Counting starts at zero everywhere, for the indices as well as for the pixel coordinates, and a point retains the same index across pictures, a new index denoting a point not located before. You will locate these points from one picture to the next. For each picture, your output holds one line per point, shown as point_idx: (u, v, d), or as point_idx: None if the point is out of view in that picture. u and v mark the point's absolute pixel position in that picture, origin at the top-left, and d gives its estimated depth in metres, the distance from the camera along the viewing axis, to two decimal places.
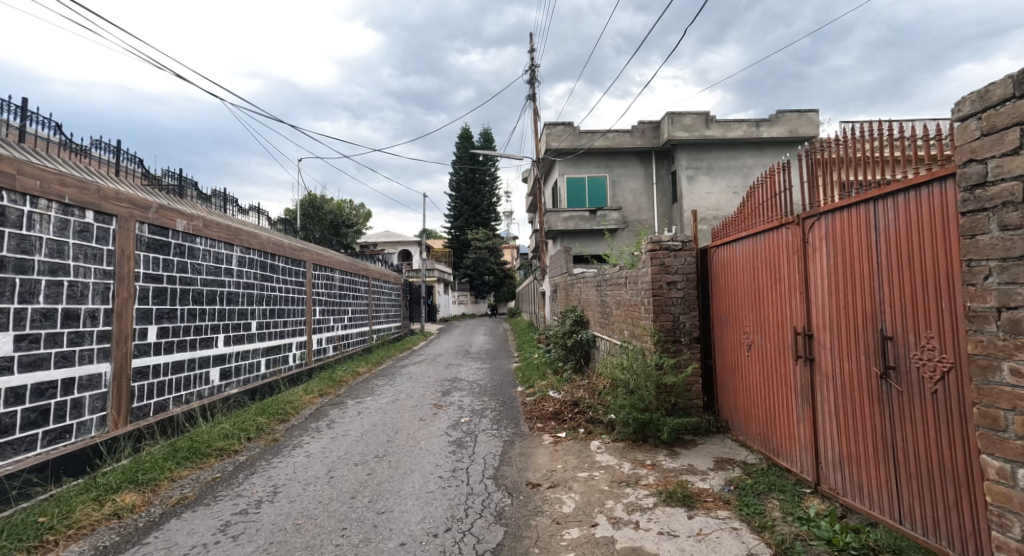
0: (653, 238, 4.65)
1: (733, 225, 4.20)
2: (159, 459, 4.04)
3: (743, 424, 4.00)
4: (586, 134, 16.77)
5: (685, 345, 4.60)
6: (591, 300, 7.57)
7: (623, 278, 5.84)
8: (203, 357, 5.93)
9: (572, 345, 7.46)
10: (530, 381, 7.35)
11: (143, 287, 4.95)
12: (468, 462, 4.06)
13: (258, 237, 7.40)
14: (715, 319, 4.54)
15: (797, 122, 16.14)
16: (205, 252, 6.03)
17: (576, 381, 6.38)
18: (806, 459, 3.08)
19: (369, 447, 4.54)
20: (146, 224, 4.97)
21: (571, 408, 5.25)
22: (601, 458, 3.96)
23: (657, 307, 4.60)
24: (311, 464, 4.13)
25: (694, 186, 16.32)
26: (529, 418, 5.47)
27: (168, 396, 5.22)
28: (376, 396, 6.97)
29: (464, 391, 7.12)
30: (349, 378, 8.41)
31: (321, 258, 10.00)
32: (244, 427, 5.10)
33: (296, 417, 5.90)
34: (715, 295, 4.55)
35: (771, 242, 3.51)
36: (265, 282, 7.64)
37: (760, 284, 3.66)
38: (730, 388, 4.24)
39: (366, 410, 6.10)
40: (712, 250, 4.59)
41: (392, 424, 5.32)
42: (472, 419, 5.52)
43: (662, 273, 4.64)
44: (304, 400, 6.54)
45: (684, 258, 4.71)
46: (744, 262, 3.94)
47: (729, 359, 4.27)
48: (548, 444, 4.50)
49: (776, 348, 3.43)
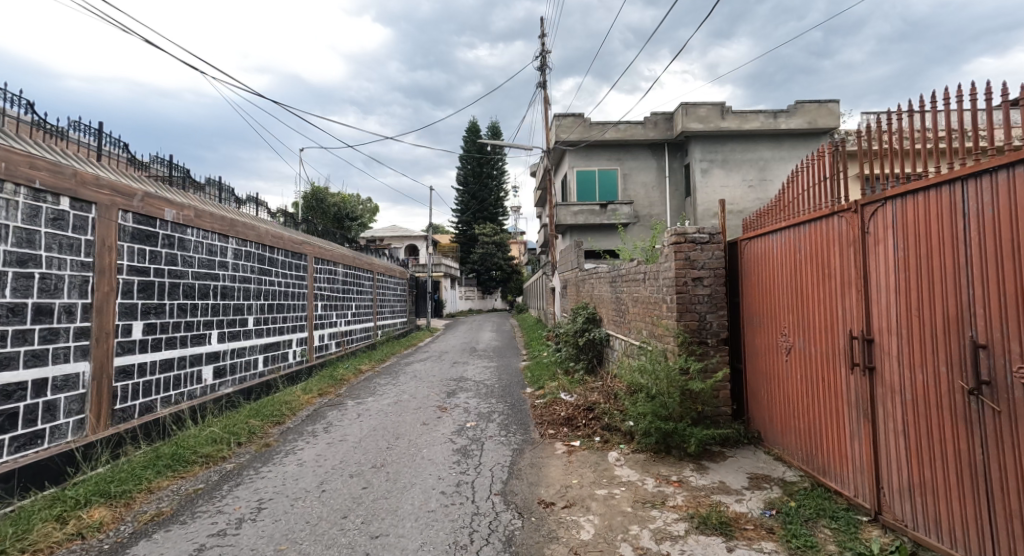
0: (678, 230, 4.25)
1: (770, 214, 3.80)
2: (138, 467, 3.71)
3: (778, 436, 3.61)
4: (597, 125, 16.31)
5: (712, 347, 4.20)
6: (604, 297, 7.17)
7: (641, 273, 5.42)
8: (195, 355, 5.61)
9: (584, 344, 7.06)
10: (540, 382, 6.97)
11: (127, 280, 4.62)
12: (473, 475, 3.70)
13: (255, 228, 7.07)
14: (745, 318, 4.14)
15: (817, 113, 15.58)
16: (197, 244, 5.69)
17: (588, 383, 5.99)
18: (862, 483, 2.69)
19: (367, 455, 4.19)
20: (130, 213, 4.63)
21: (585, 414, 4.87)
22: (620, 473, 3.59)
23: (681, 305, 4.21)
24: (303, 475, 3.78)
25: (708, 179, 15.84)
26: (540, 424, 5.10)
27: (156, 397, 4.91)
28: (378, 396, 6.62)
29: (470, 391, 6.76)
30: (351, 377, 8.08)
31: (323, 252, 9.67)
32: (236, 431, 4.78)
33: (292, 419, 5.56)
34: (746, 293, 4.15)
35: (817, 233, 3.11)
36: (263, 275, 7.31)
37: (802, 281, 3.27)
38: (763, 395, 3.84)
39: (366, 412, 5.76)
40: (742, 242, 4.19)
41: (393, 428, 4.97)
42: (478, 423, 5.16)
43: (686, 268, 4.24)
44: (302, 401, 6.21)
45: (711, 251, 4.29)
46: (782, 256, 3.55)
47: (761, 363, 3.87)
48: (561, 455, 4.12)
49: (822, 353, 3.04)
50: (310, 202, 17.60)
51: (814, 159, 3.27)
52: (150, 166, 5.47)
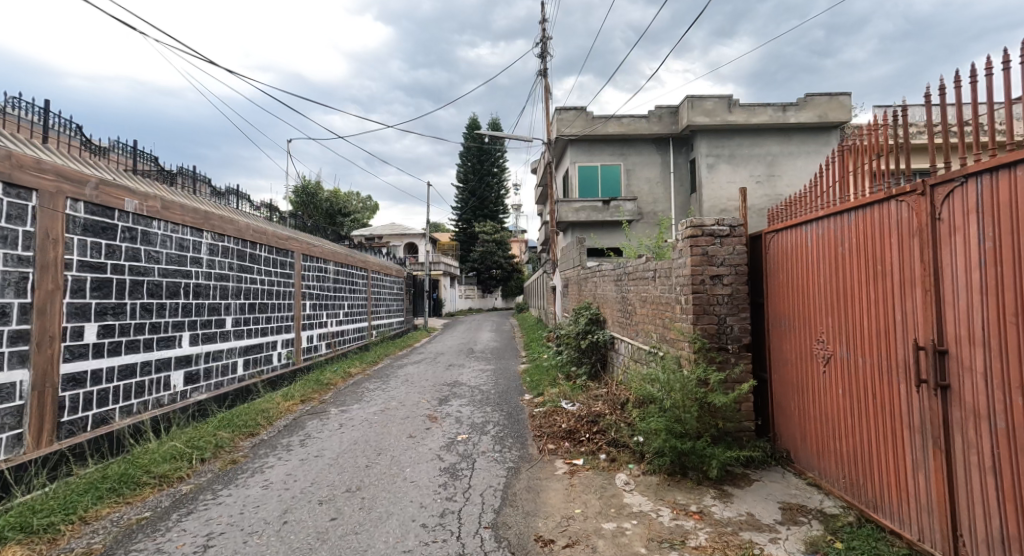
0: (694, 221, 3.77)
1: (804, 202, 3.32)
2: (76, 492, 3.25)
3: (813, 458, 3.12)
4: (599, 119, 15.81)
5: (733, 354, 3.71)
6: (609, 297, 6.68)
7: (649, 271, 4.93)
8: (162, 359, 5.14)
9: (587, 346, 6.56)
10: (539, 388, 6.50)
11: (77, 278, 4.15)
12: (461, 502, 3.22)
13: (234, 221, 6.59)
14: (770, 320, 3.66)
15: (827, 107, 15.05)
16: (165, 238, 5.21)
17: (592, 391, 5.52)
18: (930, 525, 2.20)
19: (343, 475, 3.71)
20: (82, 203, 4.18)
21: (589, 427, 4.37)
22: (630, 501, 3.11)
23: (697, 307, 3.73)
24: (266, 500, 3.31)
25: (714, 175, 15.39)
26: (539, 437, 4.60)
27: (113, 406, 4.43)
28: (365, 403, 6.15)
29: (464, 398, 6.28)
30: (338, 381, 7.60)
31: (312, 249, 9.17)
32: (200, 445, 4.30)
33: (267, 429, 5.08)
34: (771, 292, 3.65)
35: (864, 220, 2.63)
36: (243, 273, 6.83)
37: (846, 278, 2.79)
38: (792, 410, 3.35)
39: (349, 422, 5.27)
40: (768, 235, 3.69)
41: (375, 442, 4.49)
42: (471, 436, 4.68)
43: (704, 265, 3.76)
44: (281, 408, 5.72)
45: (732, 246, 3.81)
46: (820, 248, 3.06)
47: (790, 372, 3.39)
48: (562, 476, 3.63)
49: (873, 365, 2.55)
50: (301, 198, 17.04)
51: (864, 134, 2.78)
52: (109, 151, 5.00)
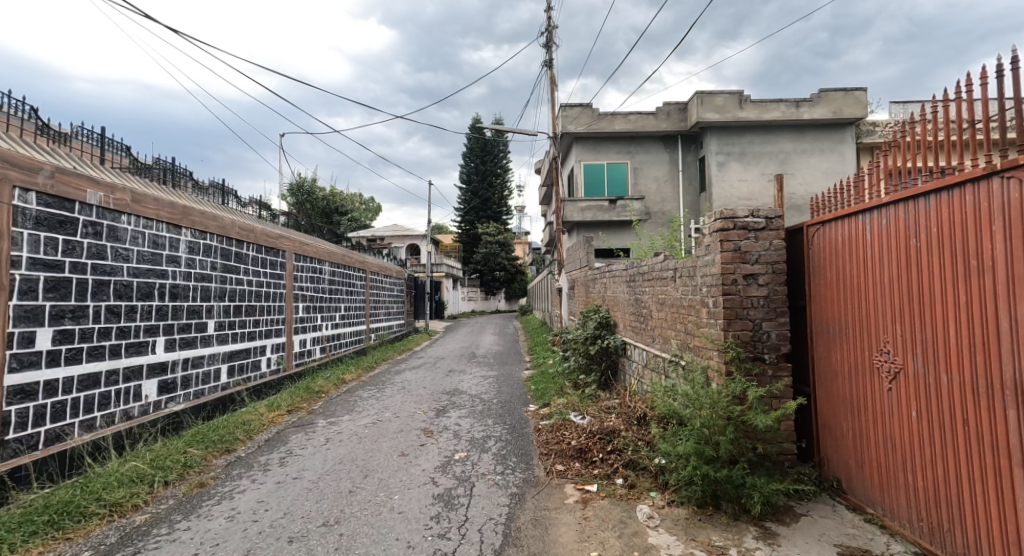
0: (724, 212, 3.32)
1: (860, 188, 2.86)
2: (6, 526, 2.80)
3: (874, 491, 2.64)
4: (606, 115, 15.29)
5: (771, 365, 3.22)
6: (620, 299, 6.19)
7: (668, 271, 4.44)
8: (132, 367, 4.68)
9: (596, 353, 6.11)
10: (545, 397, 6.01)
11: (27, 277, 3.71)
12: (456, 541, 2.74)
13: (217, 217, 6.13)
14: (812, 325, 3.18)
15: (843, 103, 14.48)
16: (136, 234, 4.76)
17: (603, 402, 5.03)
18: None
19: (322, 504, 3.24)
20: (33, 193, 3.75)
21: (602, 445, 3.87)
22: (656, 542, 2.64)
23: (729, 310, 3.26)
24: (229, 536, 2.85)
25: (724, 173, 14.90)
26: (545, 456, 4.12)
27: (71, 421, 3.99)
28: (356, 414, 5.68)
29: (464, 408, 5.80)
30: (330, 389, 7.13)
31: (306, 248, 8.72)
32: (166, 465, 3.83)
33: (246, 445, 4.62)
34: (813, 293, 3.19)
35: (961, 209, 2.17)
36: (228, 274, 6.36)
37: (926, 276, 2.35)
38: (842, 431, 2.88)
39: (336, 437, 4.79)
40: (810, 227, 3.21)
41: (363, 461, 4.02)
42: (469, 454, 4.21)
43: (736, 263, 3.29)
44: (264, 420, 5.26)
45: (768, 241, 3.32)
46: (884, 241, 2.61)
47: (838, 386, 2.92)
48: (573, 506, 3.14)
49: (977, 387, 2.10)
50: (296, 196, 16.60)
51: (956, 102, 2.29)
52: (70, 137, 4.55)
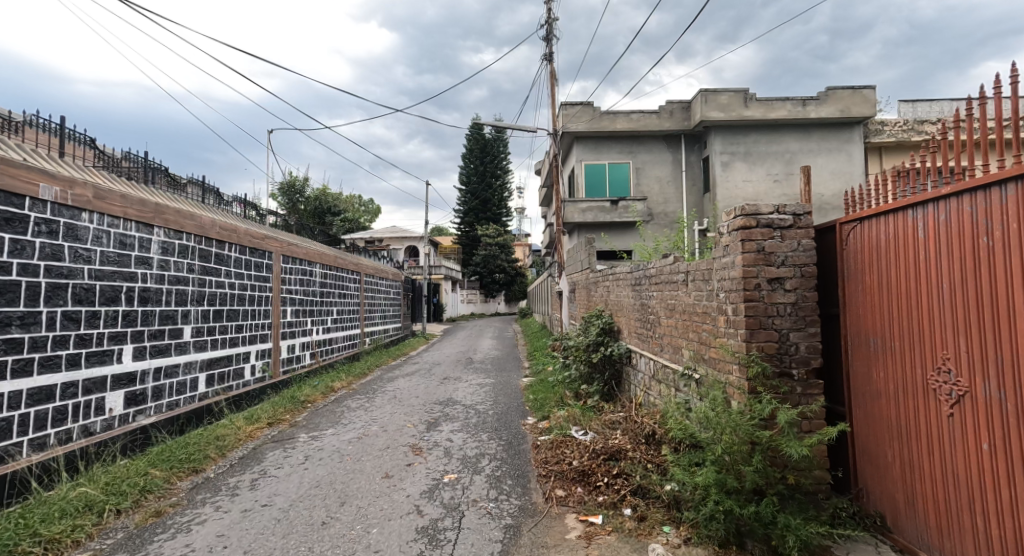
0: (746, 208, 2.94)
1: (911, 179, 2.46)
2: None
3: (929, 534, 2.25)
4: (607, 114, 14.89)
5: (801, 383, 2.82)
6: (624, 304, 5.80)
7: (679, 275, 4.04)
8: (94, 379, 4.31)
9: (599, 361, 5.73)
10: (545, 409, 5.62)
11: None
12: None
13: (194, 216, 5.73)
14: (846, 337, 2.79)
15: (851, 101, 14.12)
16: (100, 233, 4.39)
17: (606, 417, 4.65)
18: None
19: (288, 540, 2.86)
20: None
21: (607, 468, 3.48)
22: None
23: (751, 319, 2.89)
24: None
25: (729, 173, 14.54)
26: (544, 478, 3.72)
27: (17, 440, 3.63)
28: (342, 427, 5.28)
29: (457, 421, 5.39)
30: (317, 399, 6.73)
31: (295, 248, 8.33)
32: (120, 491, 3.43)
33: (216, 464, 4.22)
34: (848, 300, 2.79)
35: None
36: (206, 277, 5.97)
37: (999, 282, 1.97)
38: (886, 461, 2.49)
39: (316, 454, 4.39)
40: (844, 224, 2.82)
41: (342, 485, 3.63)
42: (460, 476, 3.81)
43: (759, 265, 2.92)
44: (240, 435, 4.86)
45: (797, 241, 2.93)
46: (942, 240, 2.22)
47: (881, 407, 2.53)
48: (575, 544, 2.75)
49: None
50: (289, 196, 16.25)
51: None
52: (22, 127, 4.19)
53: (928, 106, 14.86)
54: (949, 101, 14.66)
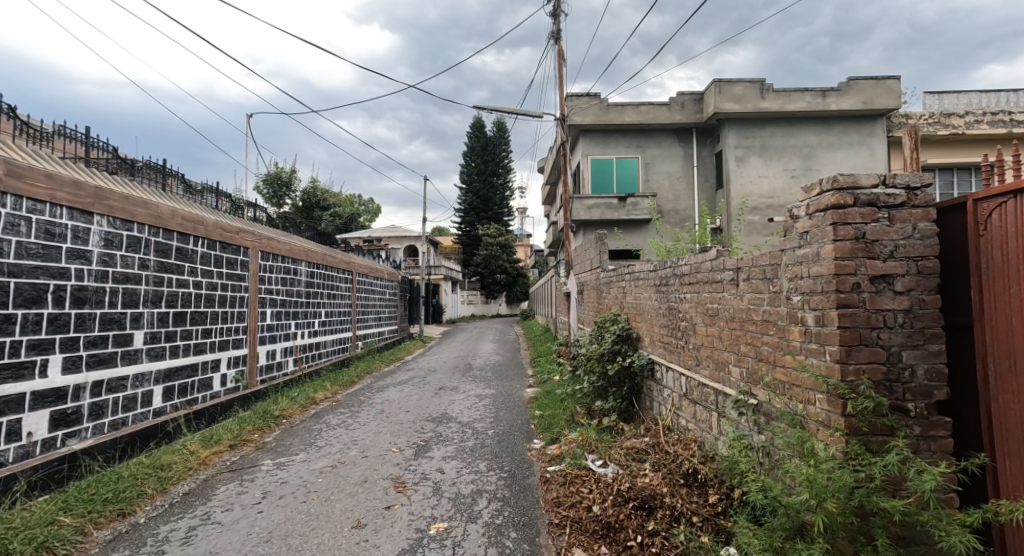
0: (839, 179, 2.15)
1: None
2: None
3: None
4: (615, 106, 14.09)
5: (919, 423, 2.02)
6: (645, 307, 4.99)
7: (725, 274, 3.23)
8: (5, 398, 3.54)
9: (616, 374, 4.91)
10: (553, 430, 4.81)
11: None
12: None
13: (150, 203, 4.92)
14: (984, 360, 1.99)
15: (873, 92, 13.32)
16: (14, 220, 3.62)
17: (627, 442, 3.84)
18: None
19: None
20: None
21: (641, 522, 2.68)
22: None
23: (850, 333, 2.09)
24: None
25: (744, 168, 13.73)
26: (557, 531, 2.93)
27: None
28: (314, 451, 4.49)
29: (450, 445, 4.59)
30: (294, 414, 5.93)
31: (276, 244, 7.54)
32: (6, 551, 2.64)
33: (151, 504, 3.44)
34: (988, 307, 1.99)
35: None
36: (164, 274, 5.16)
37: None
38: None
39: (277, 491, 3.59)
40: (982, 200, 2.02)
41: (298, 540, 2.84)
42: (450, 525, 3.02)
43: (859, 259, 2.12)
44: (191, 463, 4.07)
45: (910, 225, 2.14)
46: None
47: None
48: None
49: None
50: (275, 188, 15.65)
51: None
52: None
53: (955, 99, 14.06)
54: (978, 94, 13.86)
